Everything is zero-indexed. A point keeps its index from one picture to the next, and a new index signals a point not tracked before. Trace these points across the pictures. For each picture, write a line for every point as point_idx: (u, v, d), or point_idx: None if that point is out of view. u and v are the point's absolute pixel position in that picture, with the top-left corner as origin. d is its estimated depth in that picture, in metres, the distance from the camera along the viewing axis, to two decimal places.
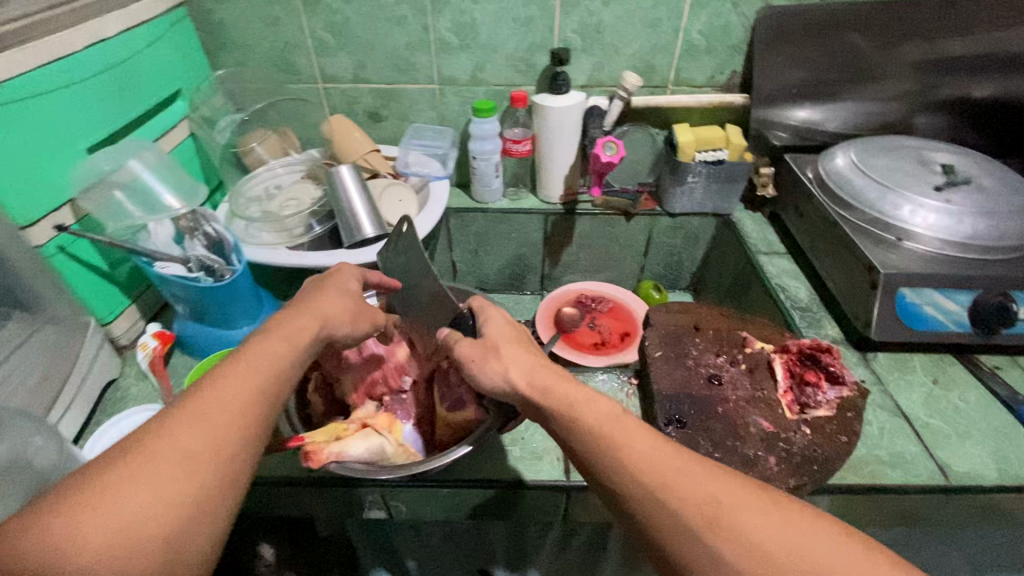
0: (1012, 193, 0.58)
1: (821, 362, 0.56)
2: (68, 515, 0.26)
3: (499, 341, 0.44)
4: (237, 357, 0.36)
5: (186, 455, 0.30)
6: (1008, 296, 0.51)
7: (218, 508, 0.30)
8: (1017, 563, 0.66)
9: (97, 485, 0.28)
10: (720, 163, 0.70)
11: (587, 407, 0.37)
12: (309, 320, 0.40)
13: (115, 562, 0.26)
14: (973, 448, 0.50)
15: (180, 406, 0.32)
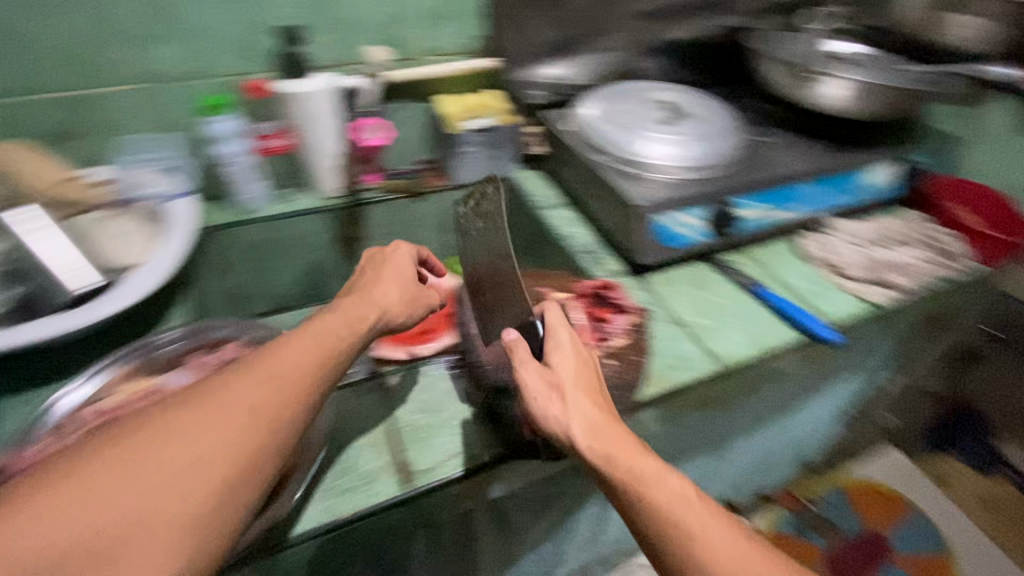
0: (713, 121, 0.76)
1: (607, 298, 0.62)
2: (75, 488, 0.31)
3: (567, 384, 0.46)
4: (298, 336, 0.42)
5: (185, 468, 0.33)
6: (727, 202, 0.67)
7: (207, 529, 0.33)
8: (780, 406, 0.86)
9: (102, 471, 0.32)
10: (491, 130, 0.80)
11: (657, 486, 0.41)
12: (365, 308, 0.48)
13: (183, 482, 0.33)
14: (729, 333, 0.63)
15: (249, 370, 0.39)
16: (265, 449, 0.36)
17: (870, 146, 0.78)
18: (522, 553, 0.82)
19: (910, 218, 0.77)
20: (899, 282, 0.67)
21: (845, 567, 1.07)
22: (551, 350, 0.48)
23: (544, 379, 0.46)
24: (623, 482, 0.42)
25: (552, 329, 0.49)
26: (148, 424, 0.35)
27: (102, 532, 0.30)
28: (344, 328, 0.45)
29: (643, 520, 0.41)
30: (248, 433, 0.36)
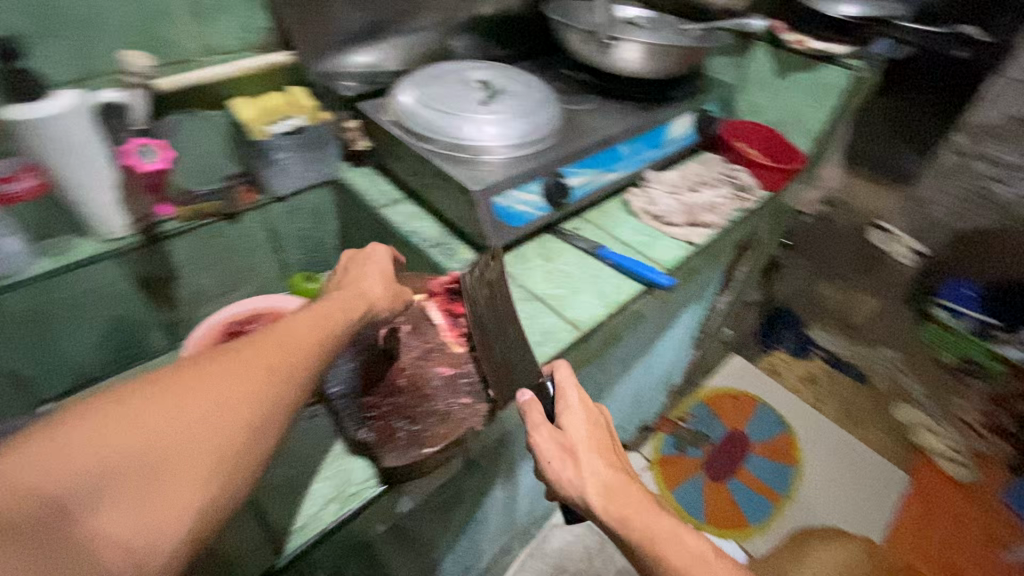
0: (529, 92, 0.77)
1: (463, 293, 0.59)
2: (103, 415, 0.29)
3: (579, 443, 0.50)
4: (309, 306, 0.43)
5: (216, 406, 0.32)
6: (559, 173, 0.70)
7: (236, 469, 0.32)
8: (642, 347, 0.95)
9: (136, 402, 0.30)
10: (301, 131, 0.73)
11: (670, 543, 0.44)
12: (354, 297, 0.47)
13: (213, 420, 0.32)
14: (584, 297, 0.65)
15: (269, 326, 0.39)
16: (288, 398, 0.36)
17: (669, 101, 0.85)
18: (439, 557, 0.80)
19: (708, 161, 0.88)
20: (711, 221, 0.76)
21: (716, 470, 1.30)
22: (562, 410, 0.52)
23: (556, 441, 0.50)
24: (641, 544, 0.45)
25: (564, 390, 0.53)
26: (180, 365, 0.33)
27: (139, 461, 0.29)
28: (340, 311, 0.44)
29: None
30: (275, 382, 0.35)
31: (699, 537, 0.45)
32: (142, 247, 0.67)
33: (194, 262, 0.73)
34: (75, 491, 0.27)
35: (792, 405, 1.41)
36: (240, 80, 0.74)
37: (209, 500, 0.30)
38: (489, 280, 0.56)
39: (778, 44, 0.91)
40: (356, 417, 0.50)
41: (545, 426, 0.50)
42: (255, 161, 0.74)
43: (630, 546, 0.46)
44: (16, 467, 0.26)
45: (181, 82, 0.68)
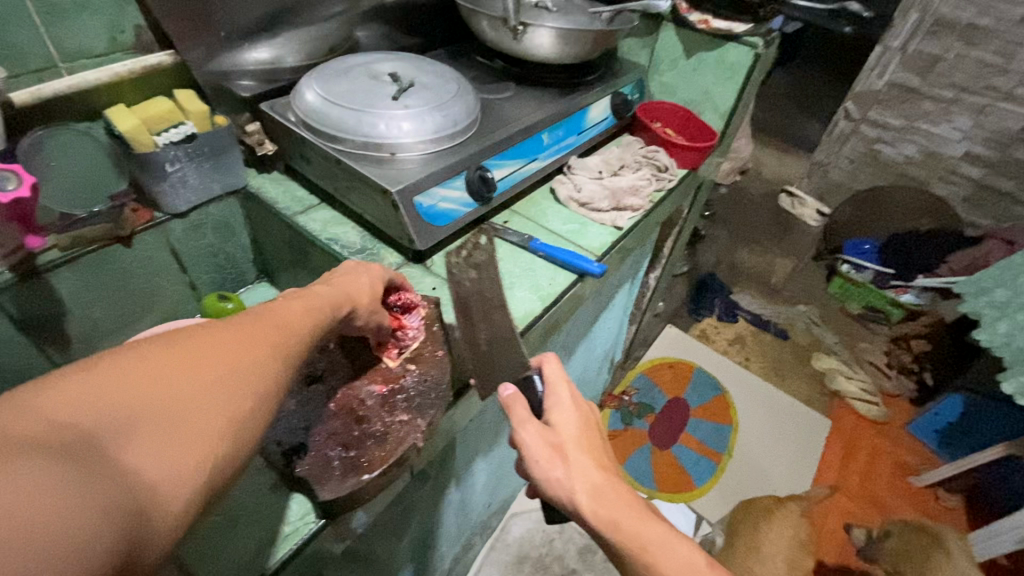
0: (443, 82, 0.74)
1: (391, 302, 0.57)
2: (133, 354, 0.28)
3: (570, 443, 0.49)
4: (300, 290, 0.43)
5: (228, 368, 0.31)
6: (481, 167, 0.68)
7: (246, 432, 0.30)
8: (581, 332, 0.96)
9: (152, 354, 0.29)
10: (194, 139, 0.66)
11: (661, 550, 0.45)
12: (340, 295, 0.45)
13: (232, 375, 0.31)
14: (518, 292, 0.65)
15: (268, 304, 0.38)
16: (291, 372, 0.35)
17: (584, 85, 0.85)
18: (397, 571, 0.78)
19: (628, 143, 0.89)
20: (635, 203, 0.77)
21: (662, 437, 1.35)
22: (551, 407, 0.51)
23: (546, 441, 0.48)
24: (635, 552, 0.45)
25: (553, 386, 0.52)
26: (188, 326, 0.32)
27: (163, 408, 0.27)
28: (328, 305, 0.43)
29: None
30: (280, 355, 0.35)
31: (689, 543, 0.46)
32: (14, 286, 0.58)
33: (83, 295, 0.65)
34: (105, 427, 0.25)
35: (722, 367, 1.49)
36: (114, 85, 0.65)
37: (226, 459, 0.29)
38: (481, 266, 0.56)
39: (683, 24, 0.93)
40: (285, 450, 0.46)
41: (534, 423, 0.48)
42: (142, 176, 0.66)
43: (618, 551, 0.46)
44: (53, 397, 0.25)
45: (42, 94, 0.60)
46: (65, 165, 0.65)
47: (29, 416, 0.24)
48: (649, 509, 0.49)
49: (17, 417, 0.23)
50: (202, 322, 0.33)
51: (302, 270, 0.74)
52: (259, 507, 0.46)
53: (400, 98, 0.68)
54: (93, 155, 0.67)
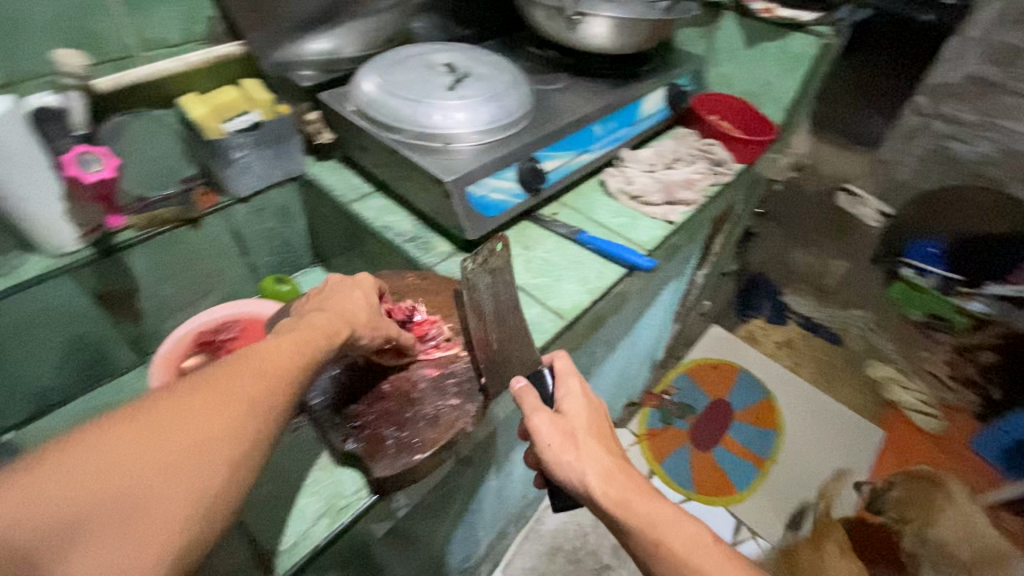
0: (497, 73, 0.75)
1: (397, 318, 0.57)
2: (80, 453, 0.29)
3: (581, 430, 0.49)
4: (283, 332, 0.42)
5: (189, 446, 0.31)
6: (533, 158, 0.68)
7: (212, 510, 0.31)
8: (625, 328, 0.95)
9: (107, 446, 0.29)
10: (259, 127, 0.68)
11: (671, 529, 0.44)
12: (337, 322, 0.45)
13: (188, 457, 0.31)
14: (567, 284, 0.65)
15: (241, 357, 0.37)
16: (267, 429, 0.35)
17: (638, 76, 0.84)
18: (436, 551, 0.81)
19: (683, 136, 0.87)
20: (689, 197, 0.75)
21: (702, 440, 1.32)
22: (563, 397, 0.51)
23: (558, 428, 0.49)
24: (643, 533, 0.44)
25: (564, 380, 0.53)
26: (153, 402, 0.32)
27: (110, 508, 0.28)
28: (321, 339, 0.42)
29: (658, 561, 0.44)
30: (253, 415, 0.34)
31: (698, 525, 0.45)
32: (96, 262, 0.63)
33: (156, 274, 0.69)
34: (52, 537, 0.27)
35: (768, 370, 1.44)
36: (188, 75, 0.69)
37: (188, 540, 0.30)
38: (491, 268, 0.53)
39: (745, 13, 0.91)
40: (342, 427, 0.49)
41: (541, 411, 0.49)
42: (212, 161, 0.70)
43: (627, 531, 0.45)
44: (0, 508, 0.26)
45: (123, 82, 0.63)
46: (142, 151, 0.69)
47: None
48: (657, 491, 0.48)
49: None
50: (167, 392, 0.33)
51: (355, 256, 0.77)
52: (315, 479, 0.48)
53: (455, 89, 0.69)
54: (166, 141, 0.71)
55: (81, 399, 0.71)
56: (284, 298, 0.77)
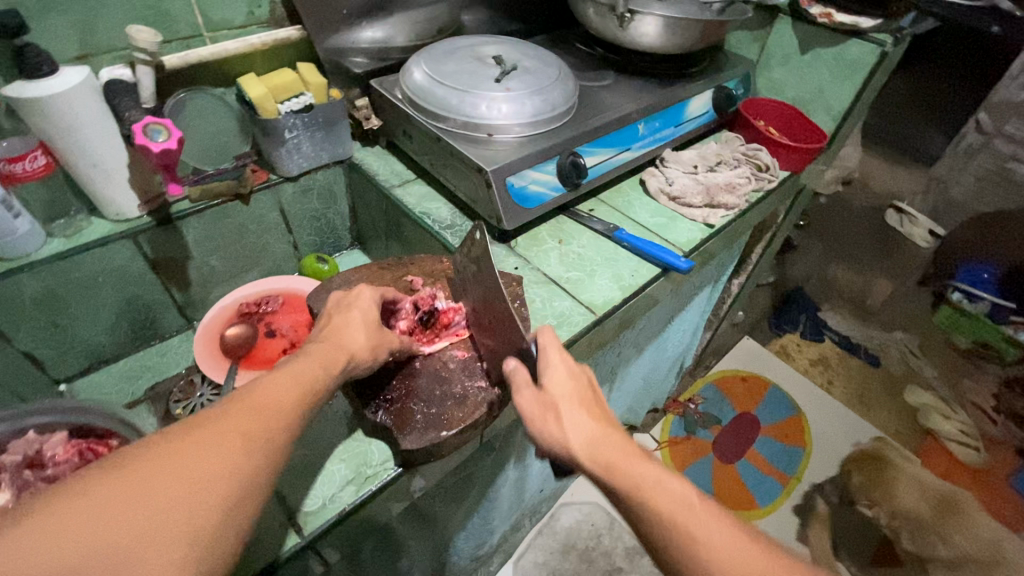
0: (544, 67, 0.75)
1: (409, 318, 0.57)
2: (70, 501, 0.27)
3: (562, 399, 0.44)
4: (282, 365, 0.41)
5: (186, 487, 0.30)
6: (574, 152, 0.68)
7: (208, 555, 0.29)
8: (655, 330, 0.94)
9: (97, 492, 0.28)
10: (311, 109, 0.70)
11: (661, 490, 0.38)
12: (331, 351, 0.44)
13: (185, 499, 0.29)
14: (600, 280, 0.65)
15: (240, 394, 0.36)
16: (267, 466, 0.34)
17: (686, 77, 0.83)
18: (452, 535, 0.82)
19: (728, 140, 0.86)
20: (730, 201, 0.74)
21: (726, 453, 1.30)
22: (542, 367, 0.46)
23: (534, 400, 0.45)
24: (629, 502, 0.39)
25: (545, 350, 0.47)
26: (146, 444, 0.31)
27: (100, 560, 0.26)
28: (319, 368, 0.42)
29: (647, 533, 0.38)
30: (252, 450, 0.33)
31: (689, 486, 0.39)
32: (153, 229, 0.66)
33: (206, 244, 0.73)
34: None
35: (801, 387, 1.39)
36: (248, 56, 0.72)
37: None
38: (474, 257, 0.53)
39: (801, 17, 0.89)
40: (374, 400, 0.51)
41: (527, 385, 0.46)
42: (263, 140, 0.72)
43: (617, 500, 0.40)
44: None
45: (188, 60, 0.67)
46: (201, 127, 0.72)
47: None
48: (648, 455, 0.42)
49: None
50: (160, 434, 0.32)
51: (394, 240, 0.79)
52: (343, 449, 0.50)
53: (502, 80, 0.70)
54: (224, 118, 0.74)
55: (131, 359, 0.75)
56: (323, 277, 0.80)
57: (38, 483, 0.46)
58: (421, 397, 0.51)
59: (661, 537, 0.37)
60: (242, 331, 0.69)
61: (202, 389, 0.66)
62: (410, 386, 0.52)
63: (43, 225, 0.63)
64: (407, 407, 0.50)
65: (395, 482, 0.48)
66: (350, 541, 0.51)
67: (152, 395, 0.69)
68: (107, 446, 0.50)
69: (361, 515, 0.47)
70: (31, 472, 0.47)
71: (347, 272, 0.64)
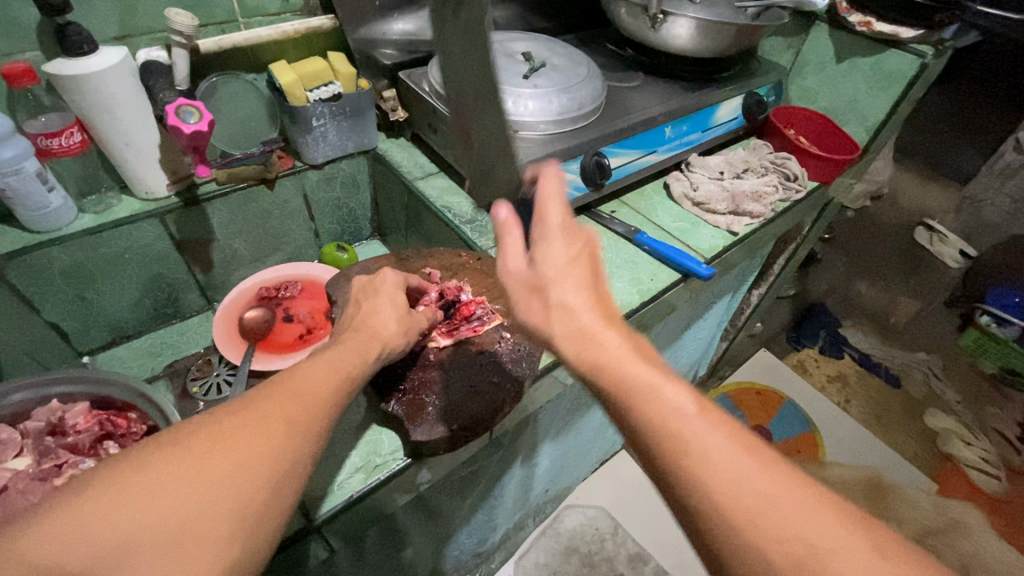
0: (573, 65, 0.75)
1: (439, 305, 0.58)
2: (125, 479, 0.28)
3: (558, 274, 0.38)
4: (320, 353, 0.41)
5: (236, 466, 0.30)
6: (598, 153, 0.67)
7: (255, 533, 0.30)
8: (671, 337, 0.93)
9: (154, 467, 0.28)
10: (339, 98, 0.71)
11: (650, 396, 0.33)
12: (367, 340, 0.45)
13: (233, 479, 0.30)
14: (618, 282, 0.64)
15: (282, 379, 0.36)
16: (310, 447, 0.34)
17: (717, 81, 0.82)
18: (455, 530, 0.82)
19: (756, 147, 0.84)
20: (756, 210, 0.72)
21: None
22: (536, 239, 0.40)
23: (519, 280, 0.39)
24: (614, 392, 0.34)
25: (544, 207, 0.41)
26: (199, 421, 0.32)
27: (154, 535, 0.27)
28: (356, 356, 0.43)
29: (626, 428, 0.34)
30: (297, 433, 0.33)
31: (682, 384, 0.33)
32: (180, 209, 0.68)
33: (230, 227, 0.74)
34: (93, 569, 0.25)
35: (817, 406, 1.36)
36: (280, 43, 0.73)
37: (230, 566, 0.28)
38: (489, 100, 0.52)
39: (838, 25, 0.87)
40: (387, 389, 0.51)
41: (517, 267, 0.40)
42: (291, 127, 0.73)
43: (597, 393, 0.35)
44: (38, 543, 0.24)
45: (224, 45, 0.67)
46: (232, 111, 0.73)
47: (16, 560, 0.24)
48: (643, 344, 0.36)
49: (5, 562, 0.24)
50: (212, 413, 0.32)
51: (413, 232, 0.79)
52: (354, 436, 0.50)
53: (530, 77, 0.69)
54: (253, 104, 0.75)
55: (152, 335, 0.76)
56: (341, 265, 0.80)
57: (59, 450, 0.48)
58: (438, 388, 0.51)
59: (640, 435, 0.33)
60: (261, 314, 0.70)
61: (219, 369, 0.67)
62: (428, 377, 0.52)
63: (75, 201, 0.64)
64: (424, 397, 0.50)
65: (404, 471, 0.49)
66: (356, 529, 0.52)
67: (170, 372, 0.70)
68: (125, 420, 0.51)
69: (366, 503, 0.48)
70: (52, 440, 0.49)
71: (366, 262, 0.64)
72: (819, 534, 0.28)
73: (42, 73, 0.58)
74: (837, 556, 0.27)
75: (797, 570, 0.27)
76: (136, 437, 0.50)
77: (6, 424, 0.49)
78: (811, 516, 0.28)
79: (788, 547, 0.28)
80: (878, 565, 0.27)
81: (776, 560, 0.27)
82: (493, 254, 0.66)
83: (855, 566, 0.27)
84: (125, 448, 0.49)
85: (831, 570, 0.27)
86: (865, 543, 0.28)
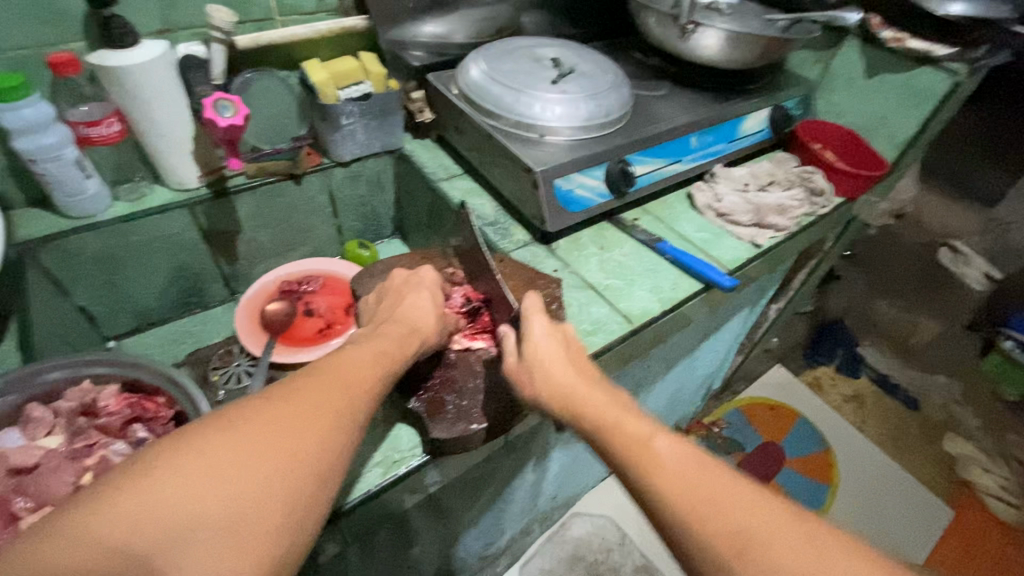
0: (600, 71, 0.75)
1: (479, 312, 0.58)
2: (182, 462, 0.28)
3: (542, 360, 0.48)
4: (356, 345, 0.42)
5: (288, 456, 0.31)
6: (624, 160, 0.67)
7: (304, 525, 0.30)
8: (686, 349, 0.92)
9: (213, 452, 0.29)
10: (368, 97, 0.72)
11: (618, 426, 0.41)
12: (405, 331, 0.46)
13: (285, 467, 0.30)
14: (638, 291, 0.64)
15: (325, 368, 0.38)
16: (350, 441, 0.34)
17: (743, 93, 0.81)
18: (462, 531, 0.81)
19: (782, 160, 0.83)
20: (780, 223, 0.72)
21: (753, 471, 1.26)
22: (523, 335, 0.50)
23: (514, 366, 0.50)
24: (613, 444, 0.41)
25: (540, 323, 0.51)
26: (250, 408, 0.32)
27: (210, 517, 0.27)
28: (397, 347, 0.44)
29: (600, 450, 0.42)
30: (342, 426, 0.34)
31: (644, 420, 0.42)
32: (209, 201, 0.69)
33: (256, 221, 0.75)
34: (159, 546, 0.26)
35: (832, 423, 1.35)
36: (312, 42, 0.74)
37: (281, 555, 0.29)
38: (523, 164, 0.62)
39: (870, 40, 0.86)
40: (408, 386, 0.52)
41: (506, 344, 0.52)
42: (321, 125, 0.74)
43: (615, 467, 0.40)
44: (110, 520, 0.25)
45: (259, 41, 0.69)
46: (263, 107, 0.75)
47: (87, 539, 0.24)
48: (578, 354, 0.50)
49: (76, 542, 0.24)
50: (264, 399, 0.33)
51: (435, 232, 0.80)
52: (369, 432, 0.50)
53: (557, 83, 0.69)
54: (284, 100, 0.76)
55: (174, 324, 0.78)
56: (362, 263, 0.81)
57: (91, 430, 0.49)
58: (460, 388, 0.52)
59: (583, 419, 0.44)
60: (282, 307, 0.70)
61: (239, 359, 0.68)
62: (452, 374, 0.53)
63: (111, 189, 0.66)
64: (445, 392, 0.52)
65: (425, 466, 0.49)
66: (370, 525, 0.52)
67: (192, 360, 0.71)
68: (154, 404, 0.52)
69: (382, 498, 0.48)
70: (84, 420, 0.50)
71: (387, 259, 0.65)
72: (754, 525, 0.33)
73: (84, 64, 0.59)
74: (769, 545, 0.33)
75: (738, 556, 0.33)
76: (164, 421, 0.51)
77: (38, 403, 0.50)
78: (745, 510, 0.34)
79: (729, 537, 0.33)
80: (806, 550, 0.32)
81: (717, 543, 0.33)
82: (514, 256, 0.66)
83: (795, 555, 0.32)
84: (153, 431, 0.50)
85: (767, 553, 0.32)
86: (797, 531, 0.33)
